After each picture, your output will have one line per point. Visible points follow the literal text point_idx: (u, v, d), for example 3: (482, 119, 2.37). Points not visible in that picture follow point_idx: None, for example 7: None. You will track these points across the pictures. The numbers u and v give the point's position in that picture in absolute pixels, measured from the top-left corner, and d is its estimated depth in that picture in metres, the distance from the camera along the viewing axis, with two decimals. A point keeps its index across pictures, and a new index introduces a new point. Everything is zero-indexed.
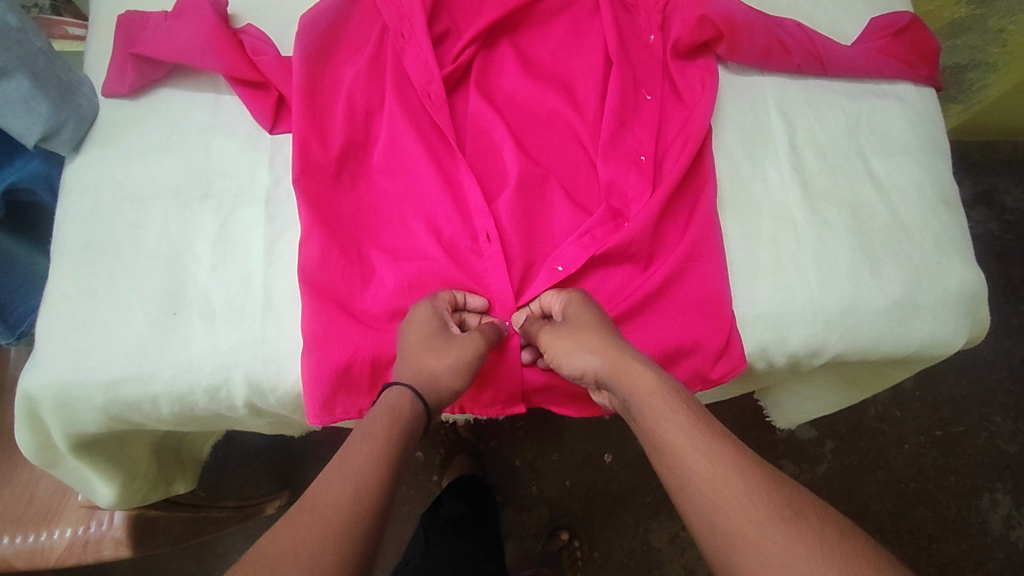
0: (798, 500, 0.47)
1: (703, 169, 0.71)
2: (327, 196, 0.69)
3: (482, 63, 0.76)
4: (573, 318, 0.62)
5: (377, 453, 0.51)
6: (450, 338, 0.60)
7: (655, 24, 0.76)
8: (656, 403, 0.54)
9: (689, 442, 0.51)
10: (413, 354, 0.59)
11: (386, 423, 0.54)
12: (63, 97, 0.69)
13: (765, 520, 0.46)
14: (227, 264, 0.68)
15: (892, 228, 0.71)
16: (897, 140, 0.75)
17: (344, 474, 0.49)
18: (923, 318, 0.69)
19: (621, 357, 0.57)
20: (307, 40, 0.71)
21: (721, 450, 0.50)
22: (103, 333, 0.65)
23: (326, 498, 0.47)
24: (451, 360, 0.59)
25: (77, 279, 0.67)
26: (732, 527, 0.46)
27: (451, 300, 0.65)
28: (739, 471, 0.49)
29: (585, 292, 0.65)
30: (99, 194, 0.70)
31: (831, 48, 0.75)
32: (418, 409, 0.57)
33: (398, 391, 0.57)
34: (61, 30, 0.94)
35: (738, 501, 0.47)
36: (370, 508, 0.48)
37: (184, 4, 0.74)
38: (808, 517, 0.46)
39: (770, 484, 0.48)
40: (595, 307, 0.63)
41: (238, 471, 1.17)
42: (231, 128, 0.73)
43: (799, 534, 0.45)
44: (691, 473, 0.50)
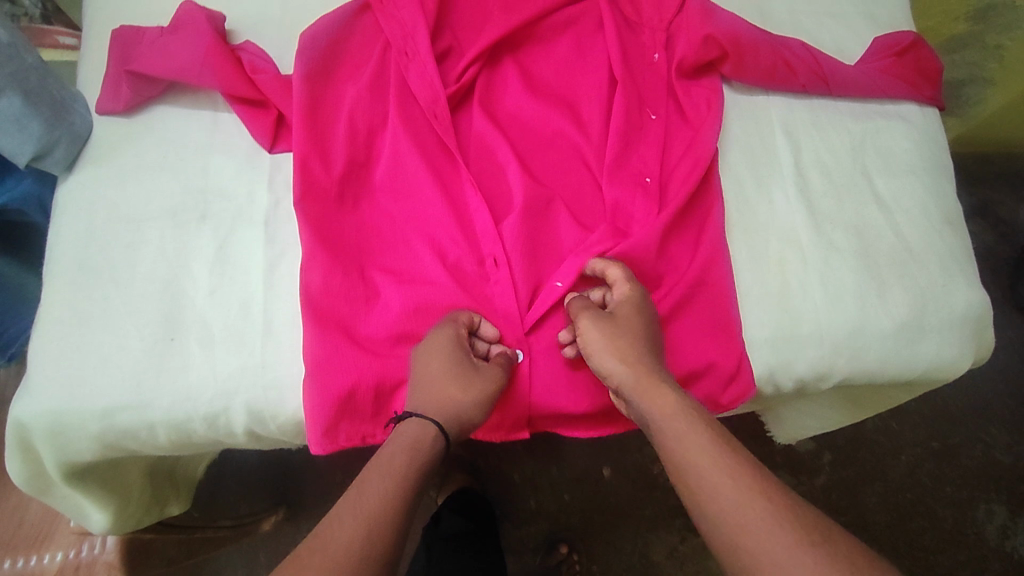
0: (821, 523, 0.49)
1: (709, 190, 0.71)
2: (332, 218, 0.68)
3: (485, 81, 0.75)
4: (621, 316, 0.62)
5: (389, 492, 0.53)
6: (472, 369, 0.61)
7: (660, 42, 0.75)
8: (680, 422, 0.55)
9: (714, 462, 0.52)
10: (438, 384, 0.60)
11: (406, 458, 0.56)
12: (55, 115, 0.67)
13: (787, 541, 0.47)
14: (226, 287, 0.67)
15: (898, 250, 0.71)
16: (902, 160, 0.75)
17: (357, 512, 0.51)
18: (929, 341, 0.69)
19: (649, 374, 0.58)
20: (308, 58, 0.69)
21: (741, 464, 0.52)
22: (98, 359, 0.63)
23: (338, 534, 0.49)
24: (475, 394, 0.61)
25: (71, 303, 0.65)
26: (753, 545, 0.48)
27: (470, 322, 0.64)
28: (763, 492, 0.50)
29: (640, 288, 0.65)
30: (94, 215, 0.68)
31: (835, 67, 0.75)
32: (440, 445, 0.59)
33: (420, 422, 0.59)
34: (51, 40, 0.92)
35: (760, 516, 0.48)
36: (381, 544, 0.50)
37: (181, 19, 0.72)
38: (818, 531, 0.48)
39: (793, 506, 0.49)
40: (644, 311, 0.63)
41: (234, 487, 1.12)
42: (229, 147, 0.71)
43: (817, 558, 0.46)
44: (714, 490, 0.51)
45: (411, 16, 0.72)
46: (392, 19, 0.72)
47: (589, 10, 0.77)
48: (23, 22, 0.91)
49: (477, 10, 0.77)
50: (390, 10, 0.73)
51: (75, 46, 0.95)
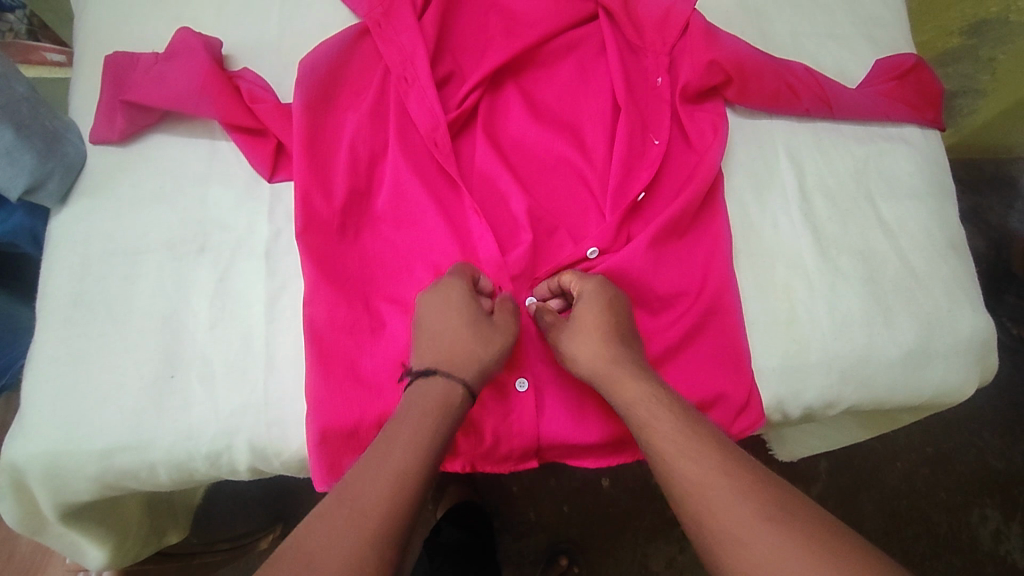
0: (789, 502, 0.48)
1: (714, 217, 0.70)
2: (334, 249, 0.67)
3: (487, 107, 0.74)
4: (579, 316, 0.61)
5: (415, 455, 0.52)
6: (488, 323, 0.60)
7: (663, 66, 0.74)
8: (644, 411, 0.55)
9: (676, 447, 0.51)
10: (459, 341, 0.59)
11: (431, 419, 0.54)
12: (49, 147, 0.65)
13: (752, 523, 0.46)
14: (227, 321, 0.65)
15: (903, 275, 0.71)
16: (905, 184, 0.75)
17: (381, 475, 0.50)
18: (935, 366, 0.69)
19: (613, 363, 0.57)
20: (306, 87, 0.69)
21: (711, 455, 0.50)
22: (95, 399, 0.62)
23: (362, 498, 0.48)
24: (496, 345, 0.60)
25: (66, 340, 0.63)
26: (718, 530, 0.47)
27: (475, 281, 0.64)
28: (726, 474, 0.49)
29: (602, 279, 0.63)
30: (90, 248, 0.67)
31: (838, 91, 0.75)
32: (461, 389, 0.57)
33: (442, 377, 0.57)
34: (39, 57, 0.90)
35: (728, 505, 0.47)
36: (404, 509, 0.49)
37: (176, 46, 0.71)
38: (797, 522, 0.46)
39: (759, 486, 0.48)
40: (606, 296, 0.61)
41: (227, 504, 1.07)
42: (228, 177, 0.70)
43: (783, 539, 0.45)
44: (679, 476, 0.50)
45: (410, 42, 0.71)
46: (391, 45, 0.71)
47: (590, 34, 0.77)
48: (7, 38, 0.88)
49: (478, 35, 0.76)
50: (389, 36, 0.72)
51: (64, 63, 0.92)
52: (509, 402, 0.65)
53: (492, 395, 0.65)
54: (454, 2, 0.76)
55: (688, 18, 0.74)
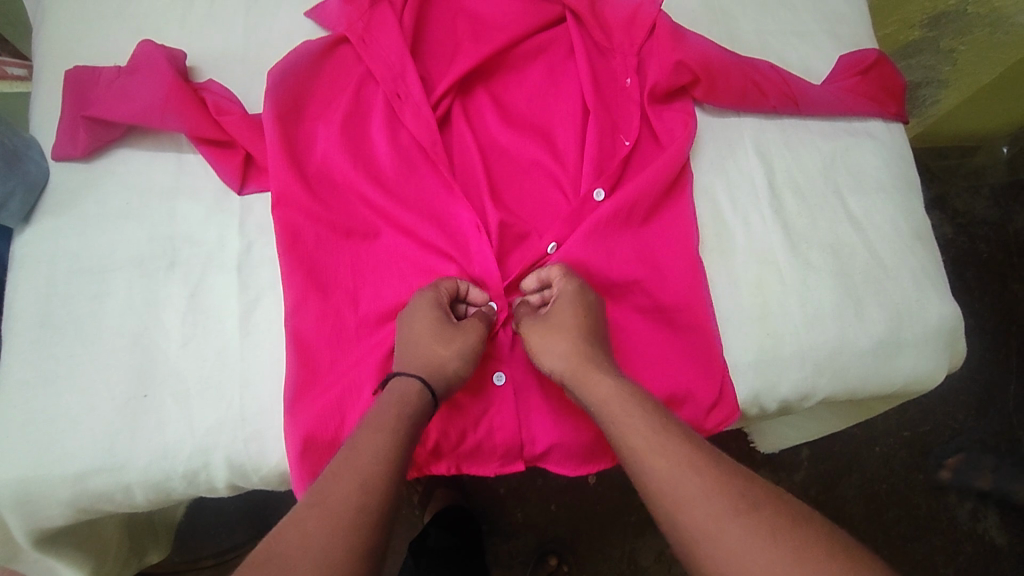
0: (756, 489, 0.49)
1: (684, 216, 0.71)
2: (319, 258, 0.67)
3: (459, 114, 0.73)
4: (555, 313, 0.61)
5: (382, 447, 0.52)
6: (455, 327, 0.61)
7: (631, 67, 0.75)
8: (615, 409, 0.55)
9: (644, 442, 0.52)
10: (421, 338, 0.60)
11: (395, 414, 0.55)
12: (10, 165, 0.64)
13: (719, 513, 0.47)
14: (200, 337, 0.64)
15: (872, 267, 0.72)
16: (871, 177, 0.76)
17: (350, 470, 0.50)
18: (906, 355, 0.70)
19: (587, 363, 0.58)
20: (276, 97, 0.68)
21: (675, 447, 0.51)
22: (67, 422, 0.61)
23: (335, 496, 0.49)
24: (459, 348, 0.60)
25: (35, 363, 0.62)
26: (687, 521, 0.47)
27: (453, 288, 0.64)
28: (693, 466, 0.49)
29: (582, 281, 0.63)
30: (57, 268, 0.66)
31: (804, 88, 0.76)
32: (428, 400, 0.58)
33: (410, 381, 0.58)
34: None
35: (689, 497, 0.48)
36: (375, 500, 0.50)
37: (139, 58, 0.70)
38: (759, 511, 0.47)
39: (727, 480, 0.49)
40: (582, 299, 0.62)
41: (212, 517, 1.05)
42: (196, 191, 0.69)
43: (747, 529, 0.46)
44: (646, 471, 0.51)
45: (394, 53, 0.72)
46: (379, 59, 0.72)
47: (559, 37, 0.77)
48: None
49: (448, 40, 0.76)
50: (375, 50, 0.72)
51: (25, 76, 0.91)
52: (488, 399, 0.65)
53: (473, 396, 0.64)
54: (423, 9, 0.76)
55: (655, 18, 0.75)
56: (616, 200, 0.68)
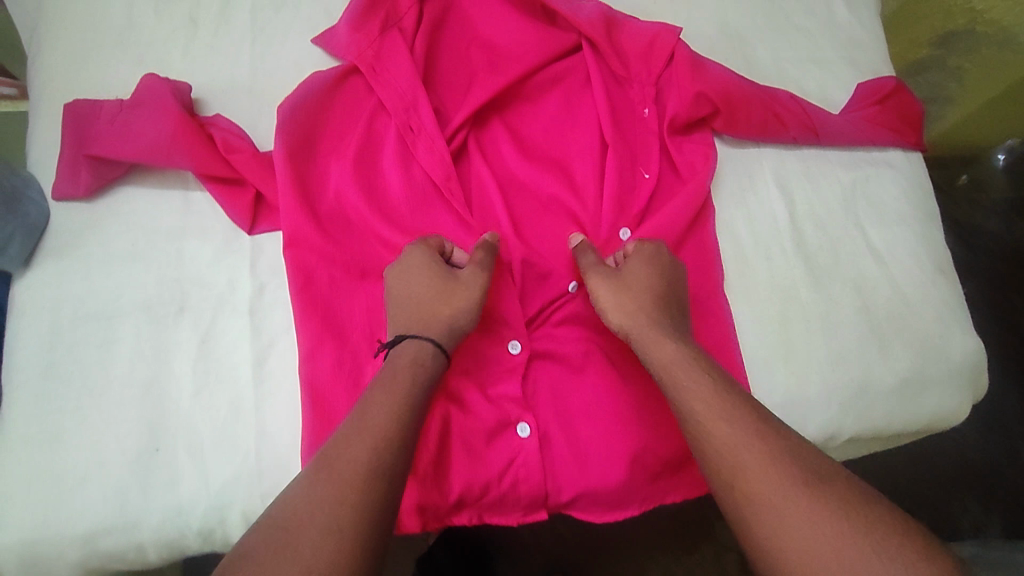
0: (823, 466, 0.50)
1: (707, 253, 0.70)
2: (334, 301, 0.65)
3: (475, 147, 0.71)
4: (627, 273, 0.63)
5: (390, 409, 0.53)
6: (455, 283, 0.61)
7: (649, 97, 0.73)
8: (676, 371, 0.56)
9: (710, 411, 0.53)
10: (425, 302, 0.60)
11: (406, 376, 0.55)
12: (8, 206, 0.62)
13: (786, 485, 0.48)
14: (213, 386, 0.62)
15: (895, 302, 0.71)
16: (891, 209, 0.75)
17: (361, 434, 0.51)
18: (930, 394, 0.69)
19: (653, 325, 0.60)
20: (286, 134, 0.66)
21: (741, 416, 0.52)
22: (75, 479, 0.59)
23: (344, 460, 0.49)
24: (464, 302, 0.61)
25: (40, 418, 0.60)
26: (752, 489, 0.49)
27: (441, 244, 0.65)
28: (760, 436, 0.51)
29: (658, 245, 0.65)
30: (60, 315, 0.63)
31: (824, 118, 0.74)
32: (435, 346, 0.58)
33: (415, 340, 0.58)
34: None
35: (757, 465, 0.50)
36: (384, 465, 0.50)
37: (143, 92, 0.67)
38: (827, 486, 0.48)
39: (793, 453, 0.50)
40: (655, 262, 0.64)
41: None
42: (204, 231, 0.67)
43: (817, 504, 0.47)
44: (710, 439, 0.52)
45: (406, 84, 0.69)
46: (391, 90, 0.69)
47: (575, 66, 0.75)
48: None
49: (461, 70, 0.74)
50: (387, 81, 0.69)
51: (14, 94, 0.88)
52: (512, 449, 0.63)
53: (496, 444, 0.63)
54: (435, 37, 0.74)
55: (673, 48, 0.73)
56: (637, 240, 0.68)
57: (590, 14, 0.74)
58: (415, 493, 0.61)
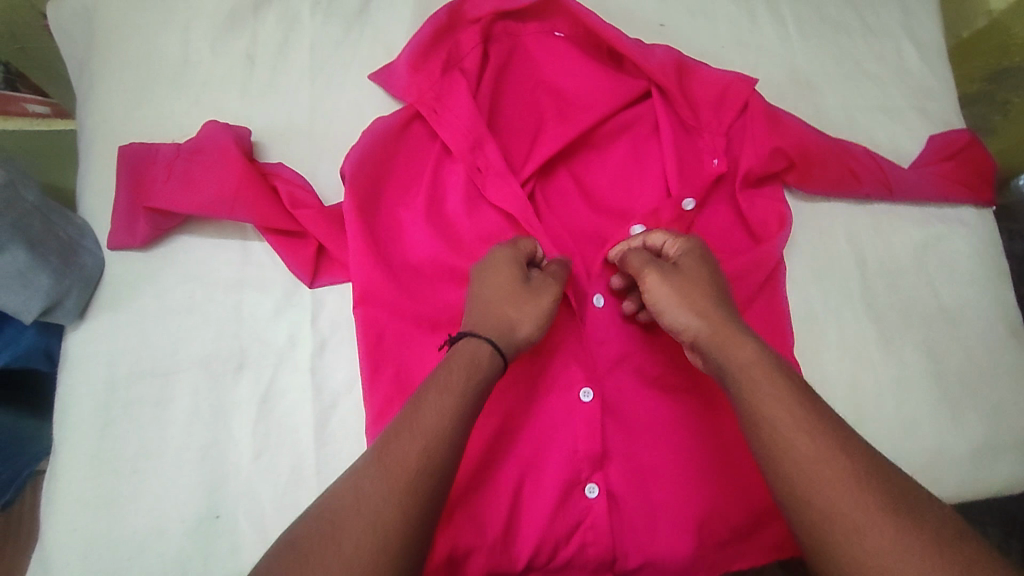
0: (906, 489, 0.46)
1: (779, 313, 0.67)
2: (405, 358, 0.62)
3: (542, 197, 0.69)
4: (685, 270, 0.58)
5: (447, 410, 0.49)
6: (529, 288, 0.57)
7: (720, 147, 0.70)
8: (756, 379, 0.50)
9: (791, 421, 0.48)
10: (497, 300, 0.56)
11: (462, 377, 0.51)
12: (65, 262, 0.60)
13: (869, 507, 0.44)
14: (274, 448, 0.61)
15: (966, 366, 0.70)
16: (963, 267, 0.73)
17: (412, 433, 0.48)
18: (1005, 462, 0.67)
19: (725, 327, 0.54)
20: (354, 184, 0.63)
21: (824, 429, 0.47)
22: (134, 546, 0.57)
23: (395, 459, 0.47)
24: (532, 309, 0.56)
25: (95, 481, 0.58)
26: (833, 508, 0.45)
27: (531, 250, 0.61)
28: (844, 453, 0.46)
29: (701, 242, 0.61)
30: (115, 371, 0.61)
31: (898, 174, 0.72)
32: (496, 363, 0.53)
33: (474, 340, 0.53)
34: (18, 108, 0.82)
35: (837, 481, 0.45)
36: (431, 469, 0.47)
37: (201, 138, 0.64)
38: (908, 513, 0.44)
39: (875, 474, 0.46)
40: (709, 262, 0.59)
41: None
42: (264, 283, 0.65)
43: (896, 531, 0.44)
44: (790, 451, 0.47)
45: (473, 126, 0.66)
46: (458, 132, 0.66)
47: (643, 113, 0.72)
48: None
49: (527, 114, 0.71)
50: (452, 123, 0.66)
51: (47, 114, 0.85)
52: (580, 512, 0.61)
53: (563, 510, 0.61)
54: (499, 80, 0.71)
55: (746, 98, 0.71)
56: None
57: (661, 60, 0.71)
58: (483, 560, 0.59)
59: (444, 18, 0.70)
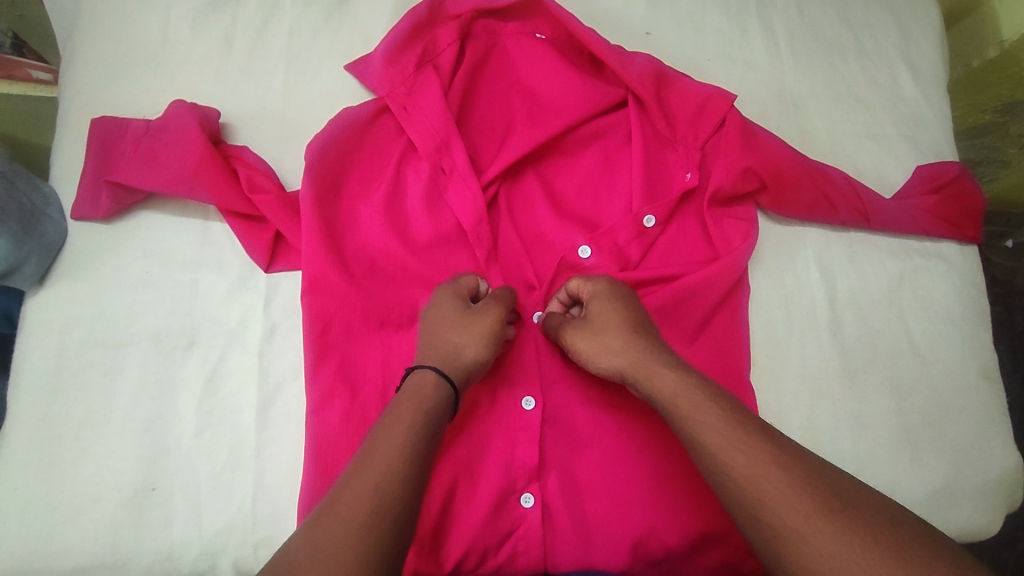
0: (844, 485, 0.45)
1: (737, 335, 0.66)
2: (350, 352, 0.61)
3: (508, 200, 0.69)
4: (595, 314, 0.58)
5: (396, 446, 0.48)
6: (473, 316, 0.57)
7: (693, 162, 0.69)
8: (685, 405, 0.50)
9: (722, 439, 0.48)
10: (440, 334, 0.56)
11: (412, 410, 0.51)
12: (25, 229, 0.62)
13: (811, 511, 0.43)
14: (215, 428, 0.61)
15: (932, 406, 0.67)
16: (938, 303, 0.71)
17: (365, 472, 0.46)
18: (963, 508, 0.65)
19: (648, 359, 0.54)
20: (315, 174, 0.63)
21: (754, 442, 0.47)
22: (69, 512, 0.58)
23: (348, 498, 0.45)
24: (476, 330, 0.56)
25: (39, 444, 0.59)
26: (776, 519, 0.44)
27: (473, 285, 0.61)
28: (778, 463, 0.46)
29: (610, 276, 0.61)
30: (68, 338, 0.62)
31: (878, 203, 0.70)
32: (445, 387, 0.53)
33: (421, 371, 0.54)
34: (22, 73, 0.83)
35: (779, 493, 0.44)
36: (388, 504, 0.45)
37: (169, 118, 0.65)
38: (851, 508, 0.43)
39: (812, 476, 0.45)
40: (620, 294, 0.59)
41: None
42: (221, 263, 0.65)
43: (843, 527, 0.42)
44: (730, 471, 0.47)
45: (440, 123, 0.66)
46: (423, 128, 0.66)
47: (617, 122, 0.71)
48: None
49: (500, 116, 0.71)
50: (419, 119, 0.66)
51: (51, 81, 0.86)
52: (514, 519, 0.60)
53: (497, 518, 0.60)
54: (473, 79, 0.71)
55: (725, 113, 0.69)
56: (665, 319, 0.64)
57: (639, 69, 0.69)
58: (411, 561, 0.58)
59: (423, 13, 0.69)
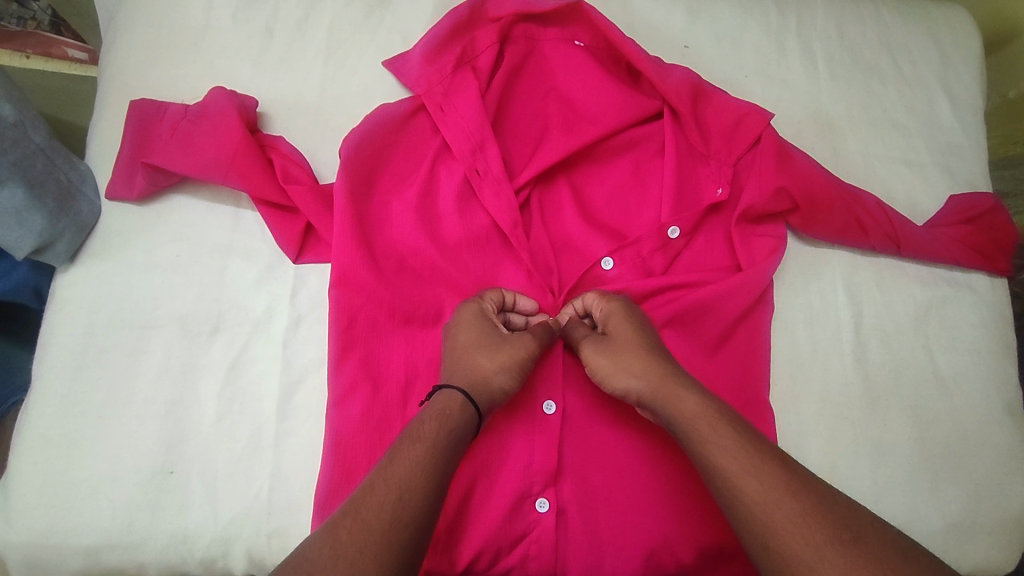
0: (859, 517, 0.44)
1: (761, 354, 0.65)
2: (373, 347, 0.61)
3: (539, 205, 0.69)
4: (614, 333, 0.58)
5: (421, 461, 0.48)
6: (502, 337, 0.57)
7: (725, 177, 0.68)
8: (702, 429, 0.50)
9: (738, 464, 0.47)
10: (467, 355, 0.56)
11: (436, 426, 0.51)
12: (61, 206, 0.62)
13: (823, 545, 0.42)
14: (235, 414, 0.61)
15: (954, 439, 0.67)
16: (965, 335, 0.70)
17: (388, 481, 0.46)
18: (979, 543, 0.64)
19: (664, 380, 0.54)
20: (348, 169, 0.63)
21: (770, 468, 0.47)
22: (86, 489, 0.58)
23: (371, 507, 0.45)
24: (503, 356, 0.56)
25: (62, 421, 0.60)
26: (788, 549, 0.43)
27: (499, 299, 0.61)
28: (793, 493, 0.45)
29: (626, 298, 0.61)
30: (96, 317, 0.63)
31: (909, 230, 0.69)
32: (470, 411, 0.53)
33: (448, 392, 0.53)
34: (59, 51, 0.83)
35: (791, 522, 0.44)
36: (410, 517, 0.45)
37: (208, 104, 0.66)
38: (866, 539, 0.43)
39: (828, 506, 0.45)
40: (637, 316, 0.59)
41: None
42: (251, 252, 0.65)
43: (855, 558, 0.41)
44: (743, 496, 0.46)
45: (475, 124, 0.66)
46: (459, 129, 0.66)
47: (651, 133, 0.71)
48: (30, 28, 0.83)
49: (534, 121, 0.71)
50: (455, 120, 0.66)
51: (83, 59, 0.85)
52: (527, 524, 0.60)
53: (512, 522, 0.59)
54: (510, 82, 0.71)
55: (761, 131, 0.69)
56: (689, 333, 0.64)
57: (677, 82, 0.69)
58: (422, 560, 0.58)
59: (463, 14, 0.69)
